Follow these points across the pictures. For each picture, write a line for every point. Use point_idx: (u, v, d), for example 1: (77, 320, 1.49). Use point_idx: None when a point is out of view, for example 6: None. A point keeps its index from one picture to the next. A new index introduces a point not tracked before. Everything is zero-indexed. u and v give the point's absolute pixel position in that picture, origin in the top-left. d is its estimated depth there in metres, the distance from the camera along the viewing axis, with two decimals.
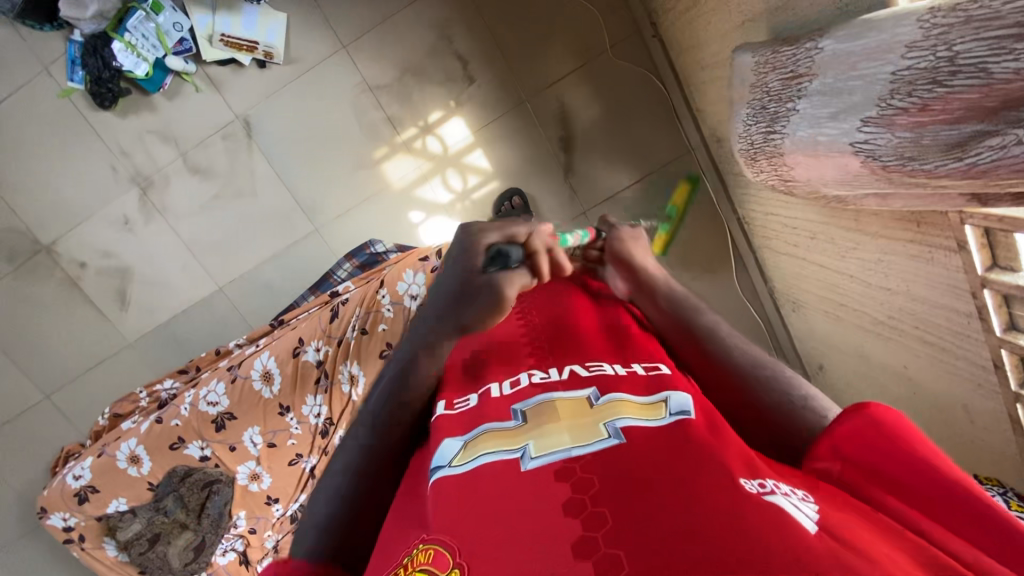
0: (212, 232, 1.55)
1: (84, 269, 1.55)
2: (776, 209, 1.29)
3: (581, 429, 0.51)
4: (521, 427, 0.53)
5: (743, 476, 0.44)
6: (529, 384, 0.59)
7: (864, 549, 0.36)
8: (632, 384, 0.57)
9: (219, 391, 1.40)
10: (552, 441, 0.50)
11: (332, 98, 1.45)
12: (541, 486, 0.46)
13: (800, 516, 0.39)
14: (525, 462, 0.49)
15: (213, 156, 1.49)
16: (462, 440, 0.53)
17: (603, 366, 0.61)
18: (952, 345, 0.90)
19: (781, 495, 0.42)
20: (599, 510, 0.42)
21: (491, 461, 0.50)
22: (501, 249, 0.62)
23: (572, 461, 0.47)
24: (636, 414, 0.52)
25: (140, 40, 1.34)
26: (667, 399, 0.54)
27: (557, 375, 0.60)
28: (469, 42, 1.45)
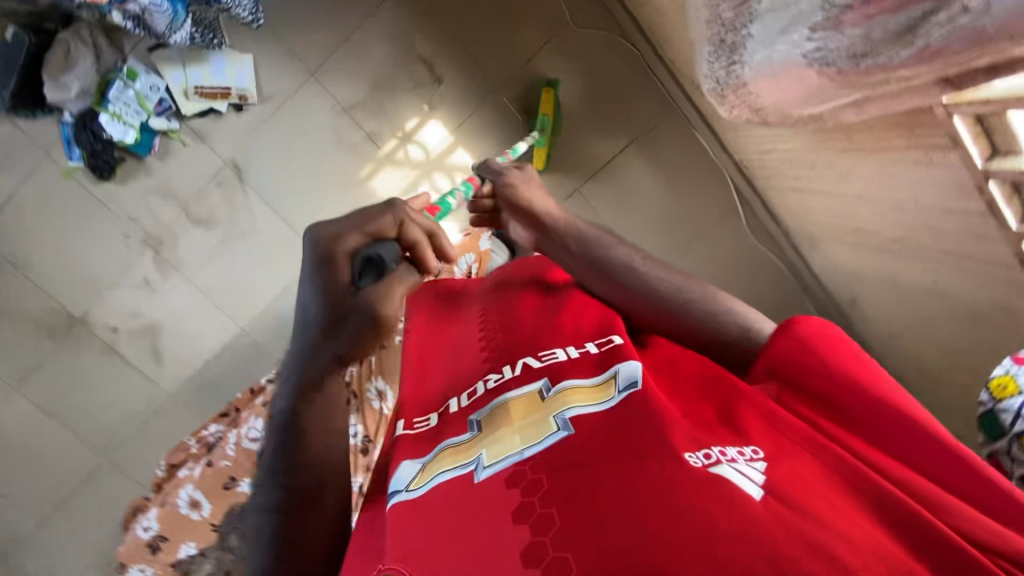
0: (226, 276, 1.61)
1: (117, 334, 1.62)
2: (767, 146, 1.23)
3: (528, 429, 0.64)
4: (476, 436, 0.67)
5: (687, 450, 0.54)
6: (484, 390, 0.73)
7: (798, 499, 0.47)
8: (583, 367, 0.71)
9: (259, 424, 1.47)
10: (501, 446, 0.63)
11: (310, 126, 1.49)
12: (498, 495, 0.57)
13: (742, 480, 0.49)
14: (476, 474, 0.61)
15: (212, 204, 1.54)
16: (419, 462, 0.67)
17: (554, 353, 0.74)
18: (970, 249, 0.85)
19: (726, 462, 0.52)
20: (543, 514, 0.53)
21: (444, 477, 0.63)
22: (368, 256, 0.70)
23: (522, 463, 0.59)
24: (584, 399, 0.66)
25: (124, 108, 1.38)
26: (618, 374, 0.67)
27: (511, 371, 0.73)
28: (430, 43, 1.46)
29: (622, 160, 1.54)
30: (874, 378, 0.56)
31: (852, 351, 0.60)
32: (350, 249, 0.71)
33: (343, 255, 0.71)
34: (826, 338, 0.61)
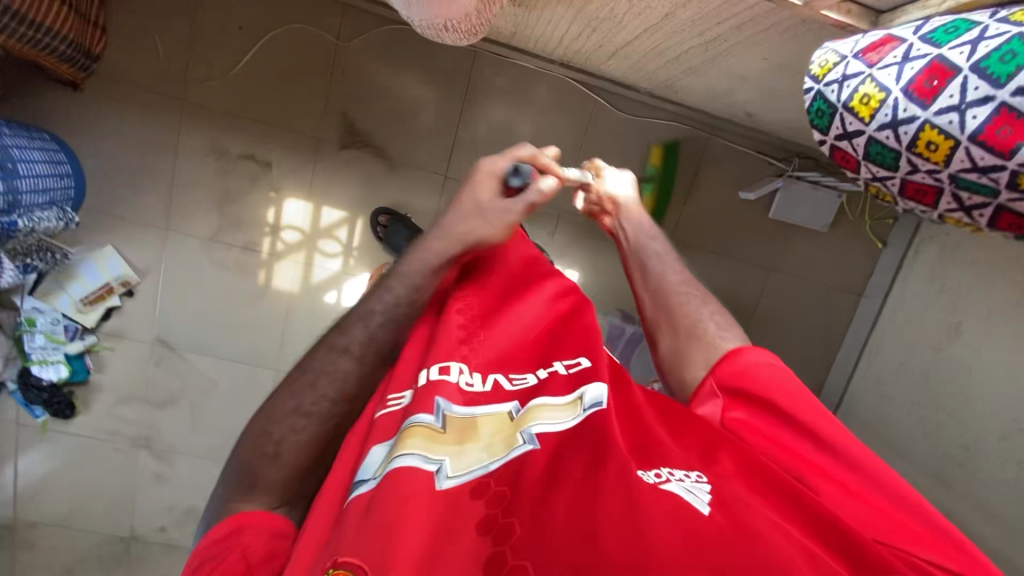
0: (216, 433, 1.67)
1: (166, 531, 1.72)
2: (557, 39, 1.18)
3: (499, 443, 0.60)
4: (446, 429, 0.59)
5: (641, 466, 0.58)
6: (456, 386, 0.63)
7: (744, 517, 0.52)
8: (558, 386, 0.67)
9: None
10: (468, 459, 0.57)
11: (196, 270, 1.54)
12: (461, 506, 0.53)
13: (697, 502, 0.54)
14: (439, 482, 0.54)
15: (167, 383, 1.62)
16: (385, 449, 0.59)
17: (528, 379, 0.69)
18: (741, 8, 0.76)
19: (674, 480, 0.57)
20: (509, 523, 0.51)
21: (405, 463, 0.54)
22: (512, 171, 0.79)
23: (488, 475, 0.56)
24: (557, 415, 0.63)
25: (44, 351, 1.45)
26: (585, 395, 0.64)
27: (484, 385, 0.66)
28: (242, 139, 1.48)
29: (467, 128, 1.53)
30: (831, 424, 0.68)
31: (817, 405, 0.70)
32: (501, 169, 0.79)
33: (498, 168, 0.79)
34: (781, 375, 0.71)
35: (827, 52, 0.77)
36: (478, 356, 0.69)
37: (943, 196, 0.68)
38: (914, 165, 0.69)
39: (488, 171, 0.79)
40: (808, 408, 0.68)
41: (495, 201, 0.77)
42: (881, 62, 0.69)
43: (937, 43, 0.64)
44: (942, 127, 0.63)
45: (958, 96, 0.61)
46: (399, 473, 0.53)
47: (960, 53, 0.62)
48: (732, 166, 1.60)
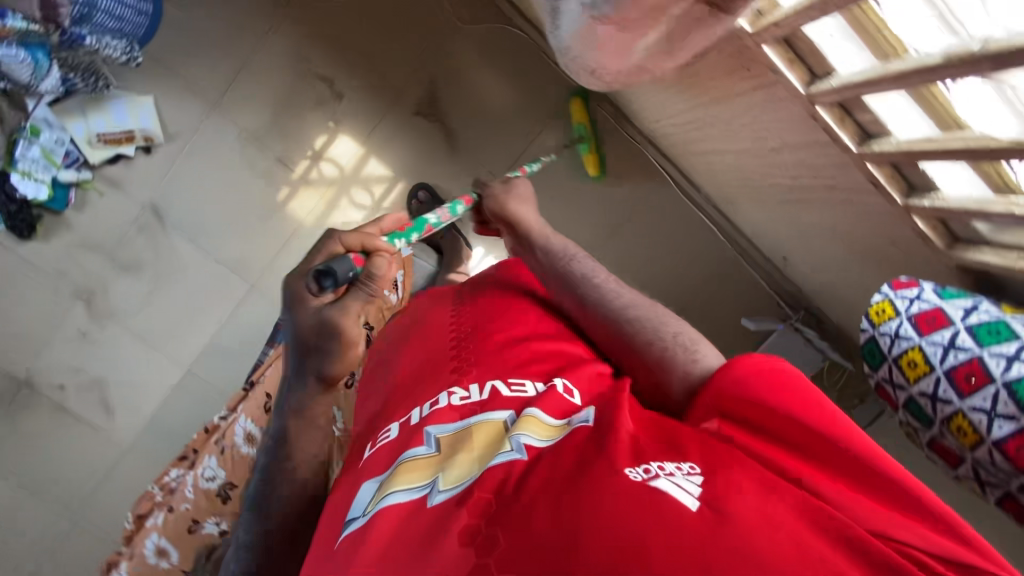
0: (163, 319, 1.61)
1: (64, 390, 1.63)
2: (662, 116, 1.22)
3: (486, 453, 0.61)
4: (436, 454, 0.63)
5: (627, 463, 0.54)
6: (447, 404, 0.69)
7: (724, 507, 0.48)
8: (550, 405, 0.68)
9: (213, 465, 1.57)
10: (456, 475, 0.59)
11: (223, 160, 1.50)
12: (448, 512, 0.55)
13: (682, 494, 0.50)
14: (431, 498, 0.58)
15: (138, 250, 1.55)
16: (378, 482, 0.63)
17: (524, 387, 0.72)
18: (842, 179, 0.82)
19: (663, 476, 0.52)
20: (494, 533, 0.51)
21: (397, 500, 0.58)
22: (319, 270, 0.65)
23: (472, 487, 0.57)
24: (537, 432, 0.63)
25: (33, 165, 1.36)
26: (572, 420, 0.66)
27: (479, 397, 0.70)
28: (327, 61, 1.47)
29: (535, 149, 1.54)
30: (813, 404, 0.58)
31: (794, 377, 0.61)
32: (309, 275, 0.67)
33: (303, 278, 0.67)
34: (759, 364, 0.63)
35: (882, 297, 0.83)
36: (470, 376, 0.74)
37: (964, 463, 0.77)
38: (942, 435, 0.78)
39: (296, 291, 0.67)
40: (826, 414, 0.57)
41: (315, 316, 0.66)
42: (931, 337, 0.76)
43: (979, 342, 0.71)
44: (973, 421, 0.72)
45: (992, 404, 0.70)
46: (388, 512, 0.57)
47: (997, 364, 0.69)
48: (758, 300, 1.62)
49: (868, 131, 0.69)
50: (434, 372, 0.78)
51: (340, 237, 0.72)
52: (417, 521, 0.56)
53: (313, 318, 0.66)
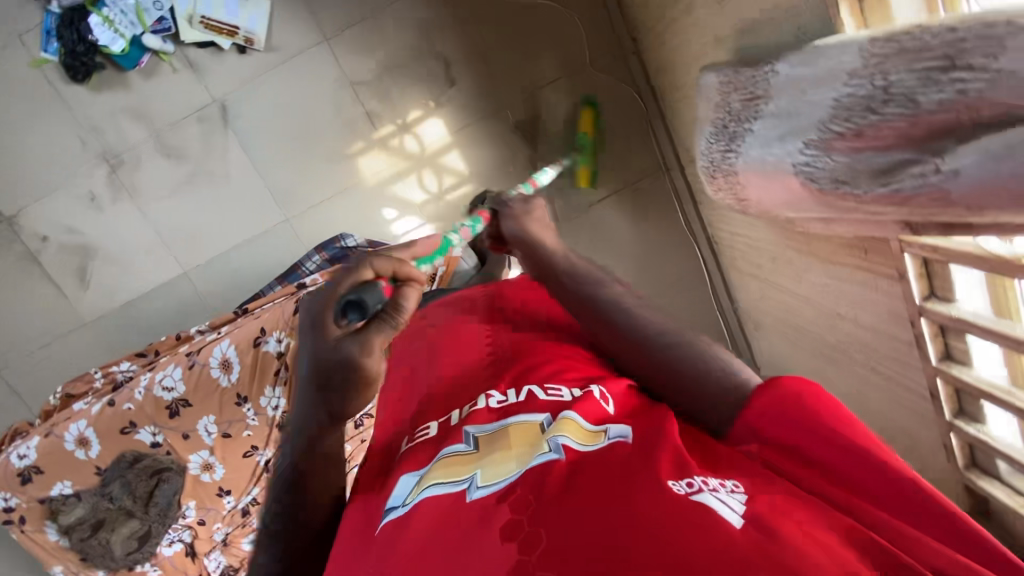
0: (181, 214, 1.53)
1: (45, 243, 1.52)
2: (746, 243, 1.29)
3: (525, 452, 0.55)
4: (473, 452, 0.58)
5: (670, 477, 0.47)
6: (487, 408, 0.65)
7: (769, 523, 0.41)
8: (589, 410, 0.60)
9: (174, 377, 1.52)
10: (496, 470, 0.54)
11: (312, 91, 1.45)
12: (485, 509, 0.49)
13: (727, 511, 0.43)
14: (471, 493, 0.52)
15: (188, 139, 1.47)
16: (417, 476, 0.59)
17: (561, 392, 0.65)
18: (896, 375, 0.91)
19: (707, 490, 0.45)
20: (536, 530, 0.45)
21: (431, 494, 0.54)
22: (350, 299, 0.53)
23: (511, 485, 0.51)
24: (576, 435, 0.56)
25: (118, 16, 1.34)
26: (610, 429, 0.57)
27: (517, 398, 0.65)
28: (452, 44, 1.44)
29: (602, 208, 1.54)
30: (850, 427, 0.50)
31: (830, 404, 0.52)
32: (337, 297, 0.53)
33: (331, 300, 0.54)
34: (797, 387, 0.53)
35: None
36: (505, 380, 0.70)
37: None
38: None
39: (314, 318, 0.54)
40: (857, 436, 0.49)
41: (330, 354, 0.52)
42: None
43: None
44: None
45: None
46: (422, 506, 0.53)
47: None
48: None
49: (952, 352, 0.78)
50: (474, 388, 0.73)
51: (373, 263, 0.55)
52: (456, 520, 0.50)
53: (335, 357, 0.52)
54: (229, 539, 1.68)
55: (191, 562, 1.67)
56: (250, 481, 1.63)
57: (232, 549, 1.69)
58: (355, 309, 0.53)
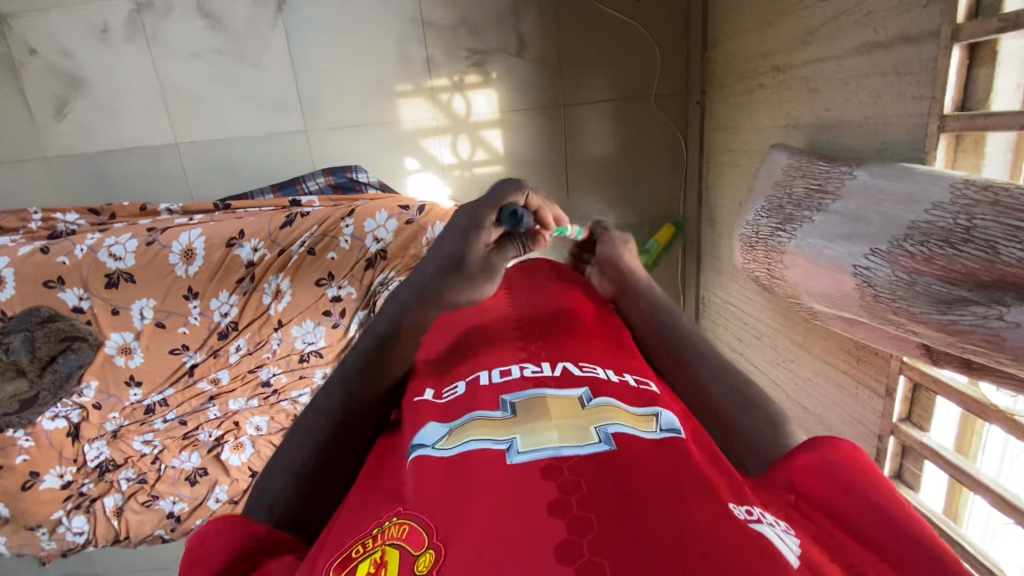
0: (195, 83, 1.41)
1: (32, 57, 1.37)
2: (735, 316, 1.36)
3: (571, 429, 0.38)
4: (510, 419, 0.40)
5: (729, 498, 0.32)
6: (519, 376, 0.45)
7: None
8: (628, 392, 0.43)
9: (127, 247, 1.40)
10: (540, 436, 0.37)
11: (379, 13, 1.38)
12: (524, 485, 0.33)
13: (785, 547, 0.29)
14: (511, 457, 0.36)
15: (232, 10, 1.36)
16: (449, 427, 0.41)
17: (598, 369, 0.45)
18: None
19: (770, 525, 0.31)
20: (586, 514, 0.30)
21: (479, 448, 0.38)
22: (514, 213, 0.57)
23: (559, 460, 0.35)
24: (627, 423, 0.39)
25: None
26: (661, 415, 0.40)
27: (552, 369, 0.45)
28: (535, 25, 1.41)
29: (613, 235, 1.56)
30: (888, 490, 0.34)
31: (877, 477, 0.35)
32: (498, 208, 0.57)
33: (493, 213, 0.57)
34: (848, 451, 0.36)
35: None
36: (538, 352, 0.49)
37: None
38: None
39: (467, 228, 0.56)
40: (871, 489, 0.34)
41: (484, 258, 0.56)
42: None
43: None
44: None
45: None
46: (474, 462, 0.36)
47: None
48: None
49: (904, 474, 0.85)
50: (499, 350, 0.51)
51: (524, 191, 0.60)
52: (485, 479, 0.34)
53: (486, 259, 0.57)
54: (120, 432, 1.51)
55: (71, 444, 1.46)
56: (166, 380, 1.51)
57: (121, 444, 1.50)
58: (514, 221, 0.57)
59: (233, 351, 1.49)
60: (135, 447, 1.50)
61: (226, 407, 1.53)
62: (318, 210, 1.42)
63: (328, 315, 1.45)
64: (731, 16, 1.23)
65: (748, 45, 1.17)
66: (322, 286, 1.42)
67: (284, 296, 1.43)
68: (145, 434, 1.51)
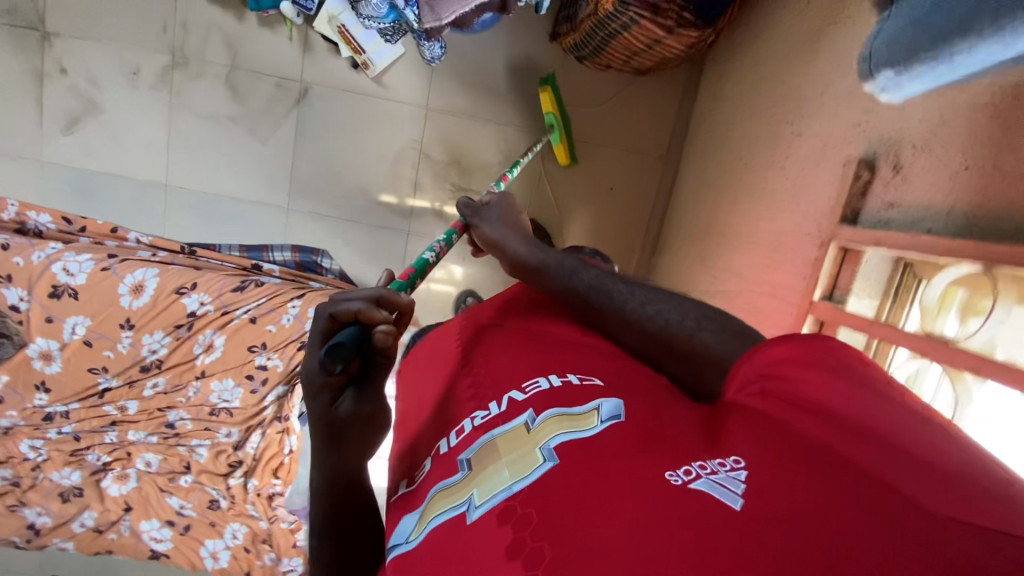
0: (202, 139, 1.52)
1: (61, 75, 1.48)
2: None
3: (515, 463, 0.39)
4: (466, 477, 0.41)
5: (668, 467, 0.35)
6: (471, 428, 0.46)
7: (802, 513, 0.29)
8: (564, 395, 0.45)
9: (81, 267, 1.45)
10: (492, 483, 0.39)
11: (385, 132, 1.52)
12: (482, 538, 0.35)
13: (728, 494, 0.32)
14: (468, 517, 0.38)
15: (255, 91, 1.49)
16: (419, 513, 0.43)
17: (542, 382, 0.47)
18: None
19: (710, 477, 0.34)
20: (540, 545, 0.32)
21: (440, 521, 0.40)
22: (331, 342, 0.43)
23: (511, 498, 0.36)
24: (566, 425, 0.41)
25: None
26: (601, 407, 0.42)
27: (499, 409, 0.47)
28: (517, 181, 1.54)
29: None
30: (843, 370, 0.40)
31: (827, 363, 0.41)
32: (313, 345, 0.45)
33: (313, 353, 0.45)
34: (796, 350, 0.42)
35: None
36: (488, 389, 0.50)
37: None
38: None
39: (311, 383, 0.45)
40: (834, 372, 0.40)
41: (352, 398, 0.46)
42: None
43: None
44: None
45: None
46: (434, 533, 0.39)
47: None
48: None
49: None
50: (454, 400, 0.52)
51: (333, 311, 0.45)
52: (456, 538, 0.37)
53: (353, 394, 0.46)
54: (12, 430, 1.53)
55: None
56: (74, 395, 1.52)
57: (8, 441, 1.53)
58: (340, 352, 0.43)
59: (148, 386, 1.53)
60: (20, 449, 1.53)
61: (124, 436, 1.56)
62: (273, 283, 1.51)
63: (249, 380, 1.49)
64: (676, 236, 1.38)
65: (680, 270, 1.31)
66: (252, 352, 1.47)
67: (214, 352, 1.49)
68: (35, 439, 1.53)
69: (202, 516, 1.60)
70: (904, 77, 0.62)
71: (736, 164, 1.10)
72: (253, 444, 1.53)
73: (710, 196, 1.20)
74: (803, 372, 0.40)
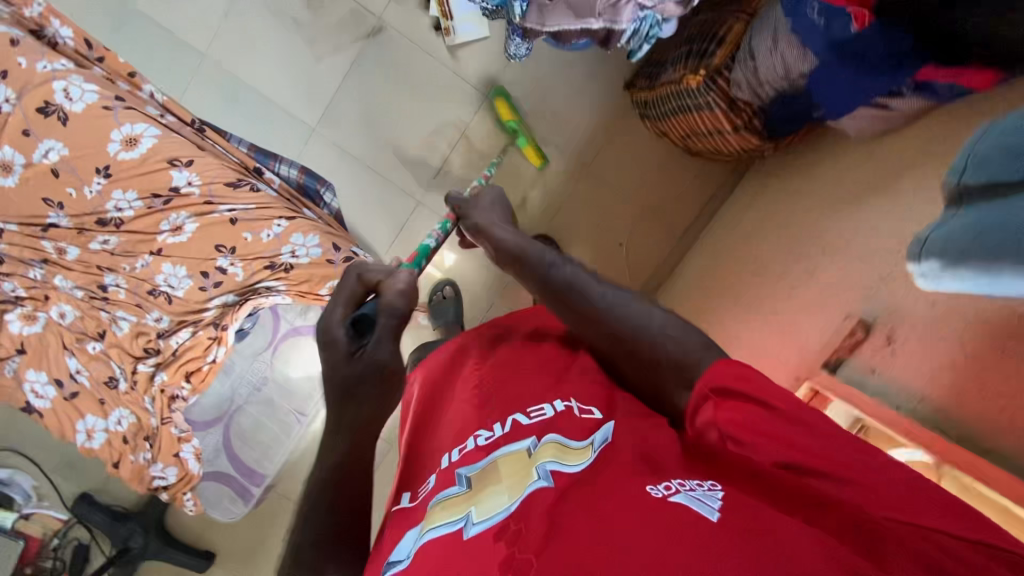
0: (262, 30, 1.50)
1: None
2: None
3: (516, 484, 0.55)
4: (462, 491, 0.57)
5: (648, 483, 0.51)
6: (476, 446, 0.63)
7: (752, 513, 0.45)
8: (562, 421, 0.63)
9: (84, 96, 1.33)
10: (492, 504, 0.53)
11: (438, 100, 1.51)
12: (483, 547, 0.49)
13: (701, 505, 0.46)
14: (467, 532, 0.51)
15: (333, 9, 1.49)
16: (420, 526, 0.56)
17: (545, 410, 0.65)
18: None
19: (682, 491, 0.49)
20: (528, 556, 0.46)
21: (442, 531, 0.52)
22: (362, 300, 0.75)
23: (507, 517, 0.51)
24: (560, 457, 0.57)
25: None
26: (593, 441, 0.60)
27: (501, 431, 0.64)
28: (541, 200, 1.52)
29: None
30: (781, 399, 0.57)
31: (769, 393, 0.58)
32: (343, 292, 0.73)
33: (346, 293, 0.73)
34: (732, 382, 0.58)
35: None
36: (494, 413, 0.68)
37: None
38: None
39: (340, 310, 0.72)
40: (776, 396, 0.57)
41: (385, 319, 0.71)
42: None
43: None
44: None
45: None
46: (428, 549, 0.51)
47: None
48: None
49: None
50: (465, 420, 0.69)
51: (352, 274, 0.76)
52: (452, 553, 0.49)
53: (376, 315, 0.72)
54: None
55: None
56: (16, 217, 1.43)
57: None
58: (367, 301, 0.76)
59: (96, 241, 1.43)
60: None
61: (49, 277, 1.47)
62: (268, 192, 1.42)
63: (202, 277, 1.43)
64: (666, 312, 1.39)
65: None
66: (217, 252, 1.41)
67: (179, 235, 1.41)
68: None
69: (95, 390, 1.49)
70: (946, 274, 0.54)
71: (745, 274, 1.14)
72: (179, 339, 1.46)
73: (710, 292, 1.22)
74: (752, 400, 0.57)
